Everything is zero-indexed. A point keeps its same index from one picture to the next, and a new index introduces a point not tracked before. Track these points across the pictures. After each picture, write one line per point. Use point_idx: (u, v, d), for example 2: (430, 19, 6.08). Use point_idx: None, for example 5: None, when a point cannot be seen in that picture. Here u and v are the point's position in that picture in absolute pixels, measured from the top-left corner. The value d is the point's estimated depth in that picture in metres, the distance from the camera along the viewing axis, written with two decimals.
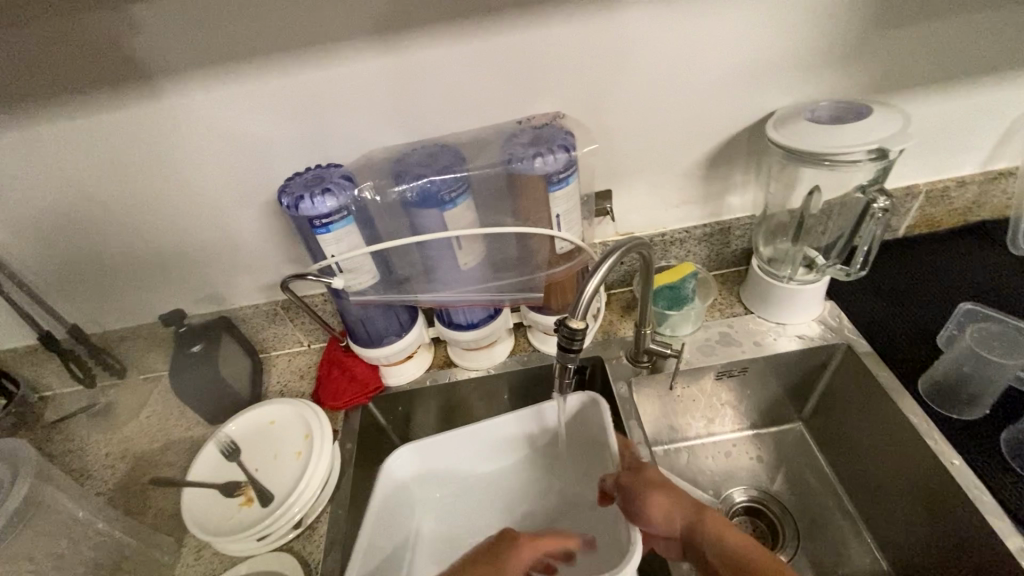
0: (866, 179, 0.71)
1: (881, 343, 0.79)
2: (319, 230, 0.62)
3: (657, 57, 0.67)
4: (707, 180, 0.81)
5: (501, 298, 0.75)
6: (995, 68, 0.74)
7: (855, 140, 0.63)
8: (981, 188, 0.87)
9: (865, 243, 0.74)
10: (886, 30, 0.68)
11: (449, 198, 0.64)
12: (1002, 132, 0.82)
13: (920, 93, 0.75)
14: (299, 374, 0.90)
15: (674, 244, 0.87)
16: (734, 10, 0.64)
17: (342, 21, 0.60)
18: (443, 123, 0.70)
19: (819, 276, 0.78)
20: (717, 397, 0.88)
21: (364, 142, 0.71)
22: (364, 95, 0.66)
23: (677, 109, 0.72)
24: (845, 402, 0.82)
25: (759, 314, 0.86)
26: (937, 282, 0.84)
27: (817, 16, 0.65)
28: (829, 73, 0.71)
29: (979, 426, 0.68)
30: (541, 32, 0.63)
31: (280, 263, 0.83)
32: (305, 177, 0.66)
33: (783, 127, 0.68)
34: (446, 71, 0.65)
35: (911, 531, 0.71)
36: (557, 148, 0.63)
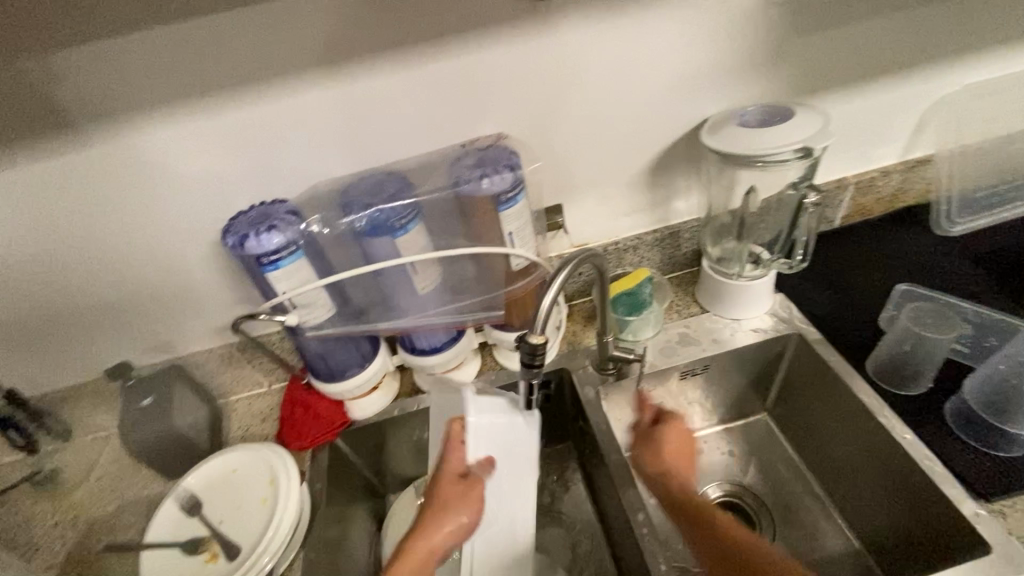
0: (797, 175, 0.77)
1: (829, 329, 0.82)
2: (267, 268, 0.61)
3: (593, 74, 0.69)
4: (653, 187, 0.83)
5: (461, 320, 0.74)
6: (899, 65, 0.80)
7: (783, 140, 0.66)
8: (904, 176, 0.93)
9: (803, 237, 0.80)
10: (800, 37, 0.72)
11: (400, 224, 0.64)
12: (915, 124, 0.88)
13: (838, 93, 0.80)
14: (262, 416, 0.86)
15: (628, 251, 0.89)
16: (659, 26, 0.67)
17: (275, 55, 0.60)
18: (388, 151, 0.70)
19: (766, 270, 0.82)
20: (684, 396, 0.90)
21: (309, 174, 0.70)
22: (306, 128, 0.66)
23: (617, 122, 0.74)
24: (801, 389, 0.85)
25: (714, 312, 0.88)
26: (874, 267, 0.89)
27: (736, 28, 0.69)
28: (754, 80, 0.75)
29: (925, 399, 0.72)
30: (477, 56, 0.65)
31: (232, 304, 0.80)
32: (250, 214, 0.65)
33: (716, 132, 0.71)
34: (387, 99, 0.65)
35: (875, 508, 0.74)
36: (502, 168, 0.65)
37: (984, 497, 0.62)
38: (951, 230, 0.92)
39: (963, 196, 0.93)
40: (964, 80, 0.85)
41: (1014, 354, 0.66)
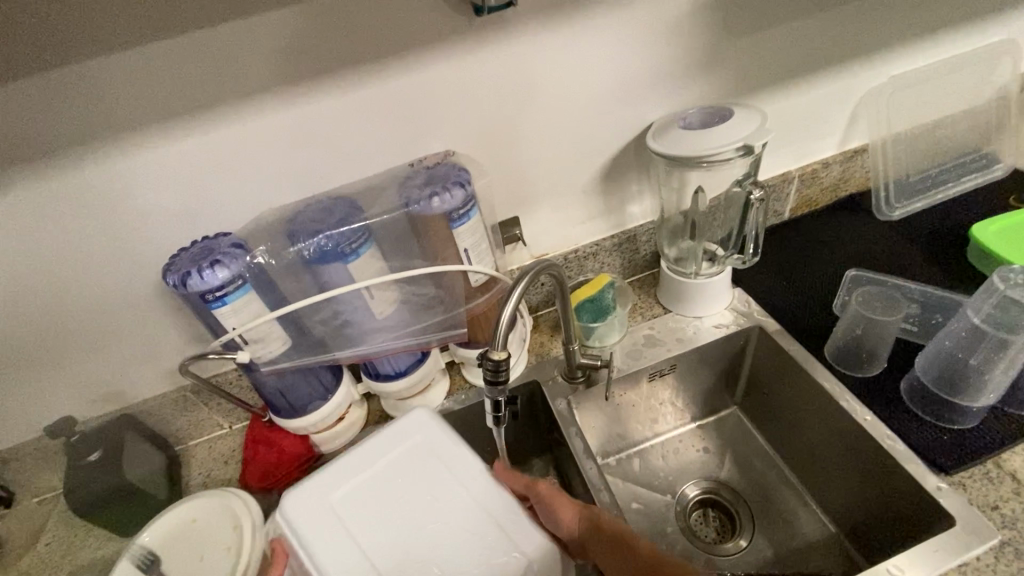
0: (741, 173, 0.80)
1: (787, 319, 0.84)
2: (214, 304, 0.59)
3: (535, 86, 0.70)
4: (607, 194, 0.85)
5: (423, 341, 0.73)
6: (828, 61, 0.83)
7: (724, 141, 0.68)
8: (843, 166, 0.97)
9: (752, 232, 0.82)
10: (732, 39, 0.75)
11: (351, 249, 0.62)
12: (849, 116, 0.92)
13: (774, 92, 0.83)
14: (223, 459, 0.82)
15: (587, 258, 0.90)
16: (597, 35, 0.68)
17: (207, 86, 0.58)
18: (334, 175, 0.68)
19: (722, 267, 0.84)
20: (655, 398, 0.91)
21: (253, 205, 0.67)
22: (246, 158, 0.64)
23: (564, 131, 0.75)
24: (766, 380, 0.87)
25: (676, 311, 0.89)
26: (824, 256, 0.92)
27: (670, 35, 0.71)
28: (694, 83, 0.77)
29: (882, 380, 0.74)
30: (418, 76, 0.64)
31: (183, 344, 0.76)
32: (192, 250, 0.62)
33: (661, 136, 0.72)
34: (328, 123, 0.64)
35: (845, 490, 0.76)
36: (452, 186, 0.64)
37: (944, 470, 0.64)
38: (892, 215, 0.96)
39: (899, 182, 0.98)
40: (889, 72, 0.89)
41: (955, 330, 0.66)
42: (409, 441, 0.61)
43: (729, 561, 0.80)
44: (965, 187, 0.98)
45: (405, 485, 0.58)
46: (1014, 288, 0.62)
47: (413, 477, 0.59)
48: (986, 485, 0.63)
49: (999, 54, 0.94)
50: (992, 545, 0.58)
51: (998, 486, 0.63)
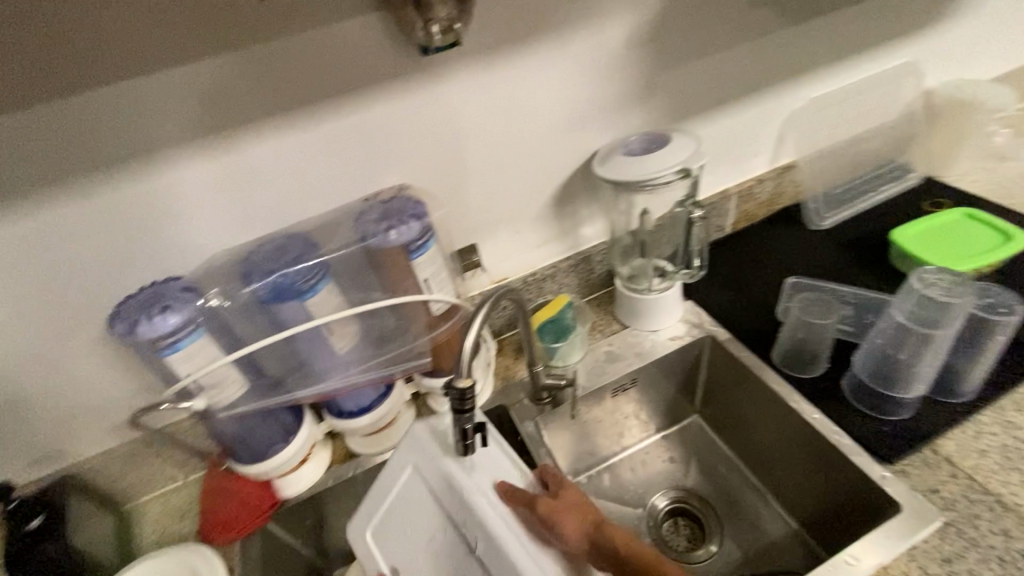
0: (682, 195, 0.86)
1: (736, 328, 0.89)
2: (166, 351, 0.58)
3: (484, 118, 0.72)
4: (560, 218, 0.88)
5: (386, 373, 0.72)
6: (753, 87, 0.90)
7: (666, 163, 0.72)
8: (775, 181, 1.04)
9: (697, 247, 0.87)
10: (665, 70, 0.80)
11: (308, 286, 0.62)
12: (776, 135, 0.99)
13: (707, 117, 0.89)
14: (180, 514, 0.78)
15: (545, 280, 0.92)
16: (539, 69, 0.72)
17: (149, 131, 0.57)
18: (287, 213, 0.68)
19: (672, 281, 0.88)
20: (620, 412, 0.93)
21: (204, 246, 0.66)
22: (195, 201, 0.63)
23: (515, 161, 0.78)
24: (722, 387, 0.91)
25: (633, 327, 0.93)
26: (764, 266, 0.98)
27: (608, 68, 0.76)
28: (634, 111, 0.82)
29: (825, 379, 0.79)
30: (369, 113, 0.65)
31: (131, 396, 0.73)
32: (139, 296, 0.61)
33: (607, 162, 0.76)
34: (280, 162, 0.64)
35: (802, 487, 0.80)
36: (408, 218, 0.65)
37: (887, 460, 0.69)
38: (822, 225, 1.03)
39: (825, 194, 1.06)
40: (808, 95, 0.98)
41: (885, 328, 0.71)
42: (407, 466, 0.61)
43: (701, 567, 0.82)
44: (884, 195, 1.07)
45: (408, 516, 0.60)
46: (930, 287, 0.68)
47: (418, 504, 0.60)
48: (926, 470, 0.68)
49: (901, 76, 1.04)
50: (937, 527, 0.62)
51: (936, 470, 0.68)
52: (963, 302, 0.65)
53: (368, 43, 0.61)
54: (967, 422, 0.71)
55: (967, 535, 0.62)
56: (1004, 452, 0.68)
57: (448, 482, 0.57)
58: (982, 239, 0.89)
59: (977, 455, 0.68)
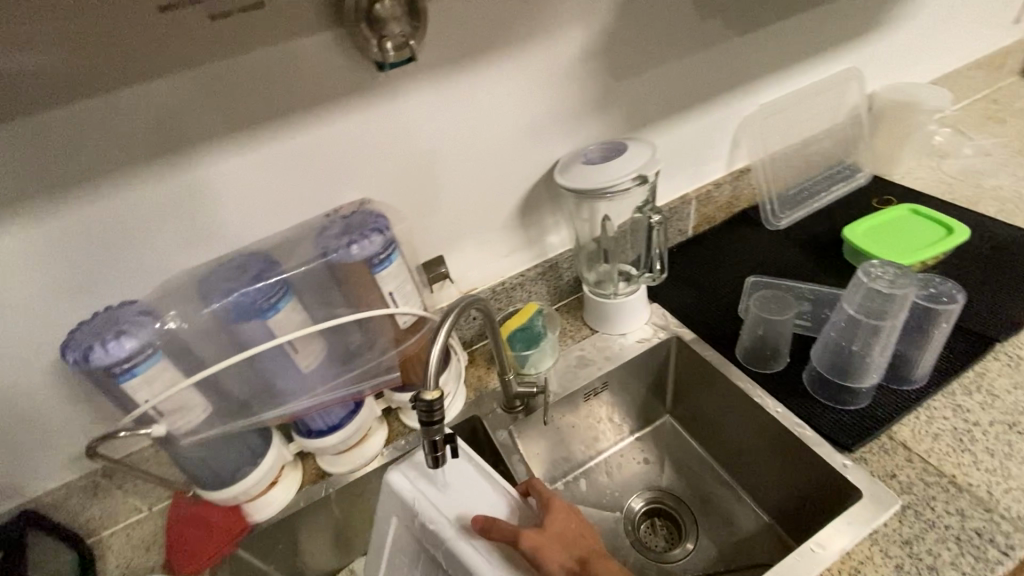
0: (641, 201, 0.88)
1: (700, 329, 0.92)
2: (122, 378, 0.56)
3: (444, 131, 0.74)
4: (525, 227, 0.89)
5: (356, 390, 0.73)
6: (706, 95, 0.94)
7: (623, 172, 0.75)
8: (732, 185, 1.08)
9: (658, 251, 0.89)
10: (620, 81, 0.83)
11: (269, 304, 0.62)
12: (730, 140, 1.03)
13: (663, 125, 0.92)
14: (144, 546, 0.75)
15: (513, 289, 0.93)
16: (495, 83, 0.73)
17: (99, 153, 0.56)
18: (247, 231, 0.67)
19: (636, 286, 0.91)
20: (593, 416, 0.94)
21: (161, 268, 0.65)
22: (150, 222, 0.62)
23: (477, 172, 0.79)
24: (691, 387, 0.93)
25: (602, 331, 0.94)
26: (726, 267, 1.01)
27: (564, 80, 0.78)
28: (591, 121, 0.84)
29: (787, 373, 0.82)
30: (327, 129, 0.66)
31: (88, 425, 0.70)
32: (94, 322, 0.59)
33: (567, 172, 0.78)
34: (239, 180, 0.64)
35: (771, 480, 0.82)
36: (369, 232, 0.65)
37: (847, 448, 0.71)
38: (779, 225, 1.07)
39: (781, 195, 1.10)
40: (758, 102, 1.02)
41: (837, 322, 0.74)
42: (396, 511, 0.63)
43: (677, 566, 0.83)
44: (836, 195, 1.12)
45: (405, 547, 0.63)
46: (874, 279, 0.71)
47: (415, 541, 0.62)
48: (883, 456, 0.70)
49: (845, 81, 1.09)
50: (895, 510, 0.64)
51: (893, 456, 0.70)
52: (906, 293, 0.68)
53: (323, 60, 0.61)
54: (920, 408, 0.74)
55: (923, 516, 0.64)
56: (955, 435, 0.70)
57: (431, 524, 0.59)
58: (926, 233, 0.93)
59: (931, 439, 0.71)
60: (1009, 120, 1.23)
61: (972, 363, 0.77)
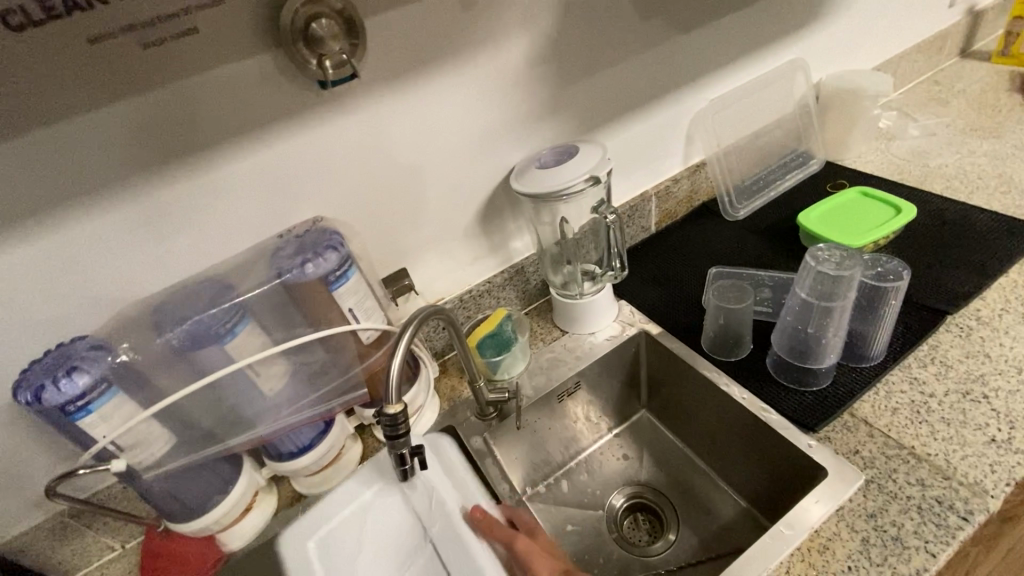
0: (596, 200, 0.88)
1: (667, 323, 0.93)
2: (76, 415, 0.55)
3: (394, 144, 0.74)
4: (487, 234, 0.90)
5: (325, 409, 0.73)
6: (656, 94, 0.96)
7: (574, 174, 0.76)
8: (690, 179, 1.10)
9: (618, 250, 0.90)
10: (568, 86, 0.85)
11: (226, 329, 0.61)
12: (684, 136, 1.05)
13: (616, 125, 0.94)
14: None
15: (481, 296, 0.94)
16: (442, 95, 0.75)
17: (38, 190, 0.55)
18: (202, 257, 0.67)
19: (601, 285, 0.92)
20: (569, 417, 0.95)
21: (115, 300, 0.64)
22: (99, 255, 0.61)
23: (433, 182, 0.80)
24: (663, 380, 0.94)
25: (572, 331, 0.95)
26: (690, 260, 1.03)
27: (512, 87, 0.79)
28: (543, 126, 0.85)
29: (751, 359, 0.83)
30: (275, 150, 0.66)
31: (51, 466, 0.69)
32: (44, 361, 0.58)
33: (522, 178, 0.79)
34: (188, 207, 0.64)
35: (744, 466, 0.83)
36: (324, 250, 0.65)
37: (812, 429, 0.73)
38: (738, 215, 1.10)
39: (738, 186, 1.12)
40: (708, 97, 1.04)
41: (792, 307, 0.76)
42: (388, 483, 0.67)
43: (660, 558, 0.84)
44: (790, 182, 1.15)
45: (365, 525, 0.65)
46: (822, 263, 0.73)
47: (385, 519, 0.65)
48: (847, 434, 0.72)
49: (792, 72, 1.12)
50: (859, 485, 0.66)
51: (856, 432, 0.72)
52: (852, 276, 0.70)
53: (265, 83, 0.61)
54: (878, 384, 0.76)
55: (887, 489, 0.65)
56: (913, 407, 0.72)
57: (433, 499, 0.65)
58: (876, 214, 0.96)
59: (891, 413, 0.73)
60: (950, 100, 1.28)
61: (925, 337, 0.80)
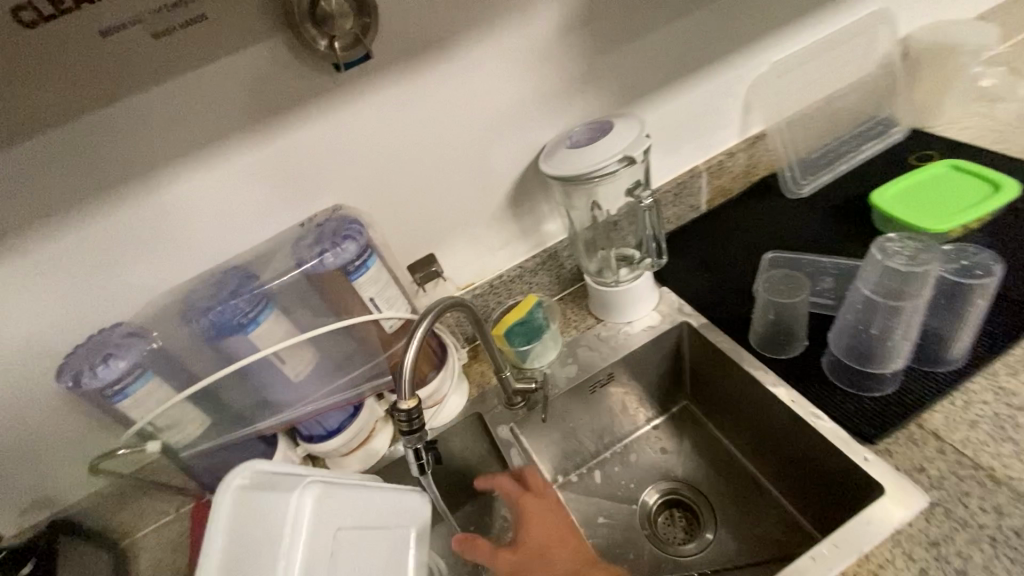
0: (630, 182, 0.83)
1: (710, 313, 0.86)
2: (115, 399, 0.59)
3: (416, 126, 0.71)
4: (519, 217, 0.87)
5: (354, 394, 0.74)
6: (707, 58, 0.87)
7: (605, 155, 0.70)
8: (747, 153, 1.00)
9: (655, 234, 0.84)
10: (605, 54, 0.78)
11: (248, 318, 0.62)
12: (742, 105, 0.94)
13: (661, 95, 0.86)
14: (171, 548, 0.78)
15: (514, 281, 0.91)
16: (464, 72, 0.71)
17: (71, 181, 0.57)
18: (231, 245, 0.68)
19: (639, 272, 0.86)
20: (603, 408, 0.91)
21: (152, 287, 0.66)
22: (132, 245, 0.63)
23: (459, 164, 0.77)
24: (706, 373, 0.88)
25: (607, 320, 0.91)
26: (743, 243, 0.95)
27: (541, 58, 0.74)
28: (578, 100, 0.79)
29: (805, 357, 0.76)
30: (295, 137, 0.65)
31: (107, 439, 0.74)
32: (86, 347, 0.62)
33: (551, 159, 0.74)
34: (214, 196, 0.64)
35: (792, 471, 0.77)
36: (341, 240, 0.64)
37: (869, 440, 0.65)
38: (801, 193, 0.99)
39: (802, 160, 1.01)
40: (771, 59, 0.93)
41: (852, 304, 0.67)
42: (402, 508, 0.57)
43: (694, 559, 0.80)
44: (866, 155, 1.02)
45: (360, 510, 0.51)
46: (891, 257, 0.64)
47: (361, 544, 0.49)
48: (910, 448, 0.64)
49: (875, 26, 0.97)
50: (922, 508, 0.59)
51: (922, 447, 0.63)
52: (929, 272, 0.60)
53: (278, 68, 0.60)
54: (955, 392, 0.67)
55: (955, 515, 0.58)
56: (996, 422, 0.63)
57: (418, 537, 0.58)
58: (969, 192, 0.83)
59: (967, 427, 0.64)
60: None
61: (1017, 339, 0.69)
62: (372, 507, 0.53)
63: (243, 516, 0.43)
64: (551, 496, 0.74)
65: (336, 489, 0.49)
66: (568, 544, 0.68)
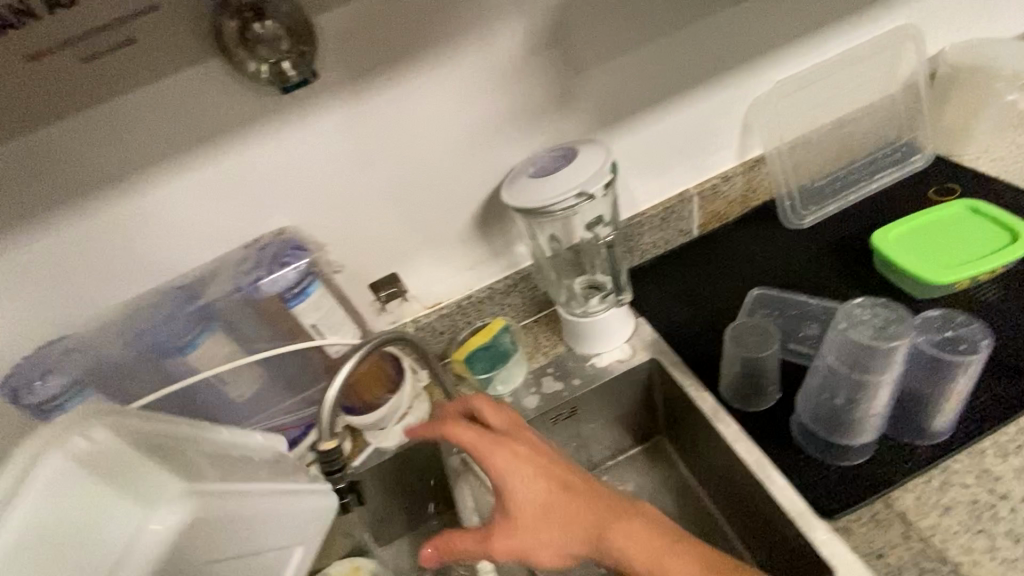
0: (586, 219, 0.80)
1: (686, 352, 0.80)
2: (52, 413, 0.62)
3: (372, 147, 0.69)
4: (486, 239, 0.82)
5: (302, 418, 0.72)
6: (699, 76, 0.80)
7: (562, 187, 0.66)
8: (746, 176, 0.92)
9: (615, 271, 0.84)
10: (579, 74, 0.73)
11: (183, 342, 0.63)
12: (740, 125, 0.87)
13: (645, 116, 0.80)
14: None
15: (483, 303, 0.87)
16: (423, 92, 0.67)
17: (12, 202, 0.57)
18: (175, 263, 0.66)
19: (608, 305, 0.82)
20: (568, 442, 0.85)
21: (86, 304, 0.64)
22: (71, 263, 0.62)
23: (419, 185, 0.74)
24: (677, 416, 0.82)
25: (577, 348, 0.86)
26: (731, 275, 0.87)
27: (508, 79, 0.70)
28: (550, 122, 0.75)
29: (777, 414, 0.69)
30: (243, 158, 0.63)
31: None
32: (26, 360, 0.63)
33: (512, 187, 0.70)
34: (157, 215, 0.63)
35: (752, 529, 0.72)
36: (282, 267, 0.64)
37: (829, 516, 0.60)
38: (802, 224, 0.90)
39: (803, 189, 0.93)
40: (773, 78, 0.85)
41: (817, 369, 0.62)
42: (296, 508, 0.49)
43: None
44: (880, 184, 0.93)
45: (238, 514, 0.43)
46: (856, 326, 0.58)
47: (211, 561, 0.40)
48: (873, 530, 0.58)
49: (898, 43, 0.88)
50: None
51: (885, 530, 0.58)
52: (895, 348, 0.54)
53: (217, 92, 0.58)
54: (933, 471, 0.60)
55: None
56: (971, 510, 0.57)
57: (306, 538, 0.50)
58: (982, 240, 0.75)
59: (939, 513, 0.58)
60: None
61: (1011, 417, 0.62)
62: (273, 507, 0.46)
63: (68, 501, 0.32)
64: (528, 438, 0.63)
65: (225, 499, 0.41)
66: (578, 494, 0.60)
